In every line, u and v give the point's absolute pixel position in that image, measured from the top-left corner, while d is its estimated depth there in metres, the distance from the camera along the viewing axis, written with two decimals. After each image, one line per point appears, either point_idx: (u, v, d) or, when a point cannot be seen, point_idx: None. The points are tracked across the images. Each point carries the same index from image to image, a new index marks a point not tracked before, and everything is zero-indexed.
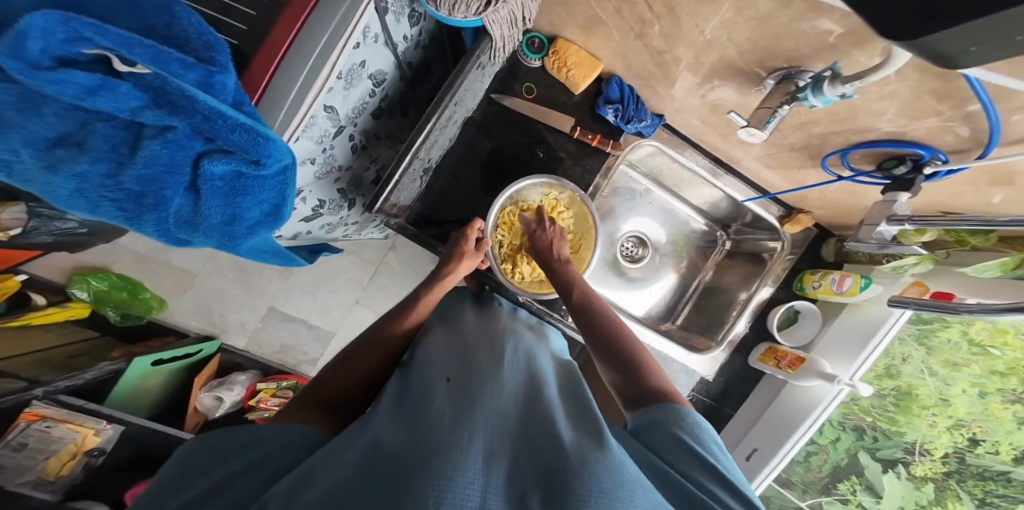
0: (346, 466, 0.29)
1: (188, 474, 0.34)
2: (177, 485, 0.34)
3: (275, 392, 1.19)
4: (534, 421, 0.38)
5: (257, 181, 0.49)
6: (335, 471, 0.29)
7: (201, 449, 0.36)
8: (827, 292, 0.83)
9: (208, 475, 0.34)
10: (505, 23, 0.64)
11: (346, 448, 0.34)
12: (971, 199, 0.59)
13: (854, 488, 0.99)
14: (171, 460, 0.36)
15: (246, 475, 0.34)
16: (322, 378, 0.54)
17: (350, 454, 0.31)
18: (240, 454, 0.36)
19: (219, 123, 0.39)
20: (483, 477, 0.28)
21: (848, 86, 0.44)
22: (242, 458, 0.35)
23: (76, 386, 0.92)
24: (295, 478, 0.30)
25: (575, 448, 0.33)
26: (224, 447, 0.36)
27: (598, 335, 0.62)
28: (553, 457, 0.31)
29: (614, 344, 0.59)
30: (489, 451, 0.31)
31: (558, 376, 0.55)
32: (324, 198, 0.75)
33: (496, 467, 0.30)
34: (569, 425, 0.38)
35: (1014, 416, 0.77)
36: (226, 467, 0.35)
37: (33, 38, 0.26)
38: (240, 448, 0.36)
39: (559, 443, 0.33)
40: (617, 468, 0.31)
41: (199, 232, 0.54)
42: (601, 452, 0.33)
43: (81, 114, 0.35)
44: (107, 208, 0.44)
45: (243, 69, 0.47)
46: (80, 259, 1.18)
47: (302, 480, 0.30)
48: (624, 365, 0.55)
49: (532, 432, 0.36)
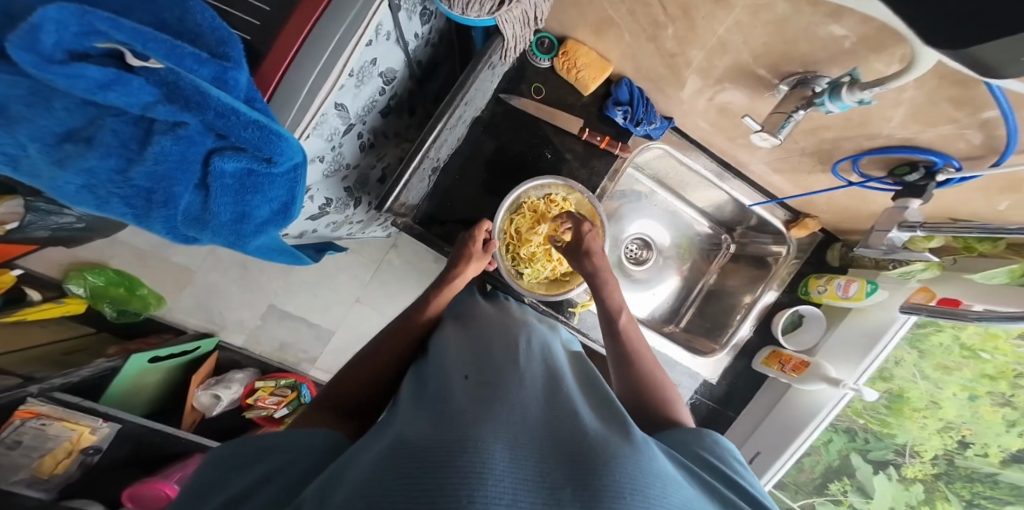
0: (373, 464, 0.29)
1: (205, 489, 0.34)
2: (204, 495, 0.34)
3: (274, 390, 1.18)
4: (556, 412, 0.38)
5: (267, 179, 0.49)
6: (364, 469, 0.29)
7: (219, 461, 0.36)
8: (833, 297, 0.84)
9: (231, 484, 0.34)
10: (517, 23, 0.63)
11: (371, 447, 0.34)
12: (978, 205, 0.59)
13: (845, 488, 1.00)
14: (199, 468, 0.37)
15: (269, 481, 0.33)
16: (336, 383, 0.53)
17: (375, 452, 0.32)
18: (262, 459, 0.36)
19: (232, 120, 0.38)
20: (515, 472, 0.27)
21: (866, 92, 0.44)
22: (263, 465, 0.35)
23: (72, 383, 0.91)
24: (324, 480, 0.30)
25: (602, 440, 0.32)
26: (240, 457, 0.36)
27: (619, 356, 0.62)
28: (579, 449, 0.31)
29: (634, 368, 0.59)
30: (517, 444, 0.31)
31: (574, 367, 0.55)
32: (331, 196, 0.74)
33: (525, 459, 0.29)
34: (593, 417, 0.38)
35: (1004, 418, 0.78)
36: (241, 480, 0.34)
37: (48, 31, 0.25)
38: (255, 459, 0.36)
39: (584, 436, 0.33)
40: (646, 461, 0.30)
41: (208, 229, 0.53)
42: (628, 442, 0.33)
43: (91, 109, 0.34)
44: (115, 205, 0.42)
45: (256, 66, 0.47)
46: (77, 254, 1.15)
47: (331, 481, 0.29)
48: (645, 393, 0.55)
49: (555, 424, 0.36)
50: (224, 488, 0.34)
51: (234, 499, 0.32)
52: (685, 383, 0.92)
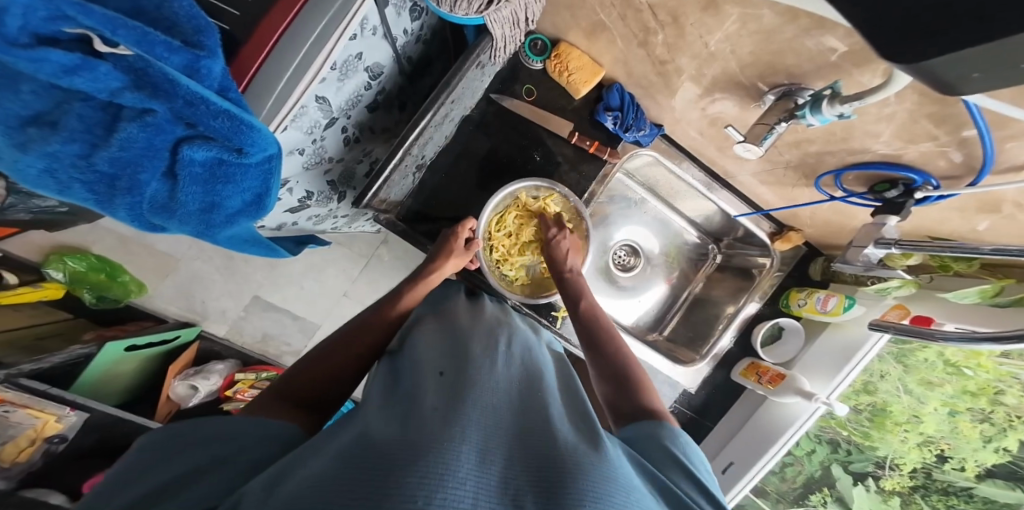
0: (330, 460, 0.28)
1: (143, 471, 0.33)
2: (135, 476, 0.32)
3: (252, 383, 1.14)
4: (528, 420, 0.37)
5: (239, 169, 0.47)
6: (319, 466, 0.28)
7: (156, 446, 0.35)
8: (812, 311, 0.84)
9: (165, 469, 0.32)
10: (508, 23, 0.63)
11: (330, 443, 0.33)
12: (957, 225, 0.60)
13: (825, 499, 1.01)
14: (131, 453, 0.35)
15: (215, 470, 0.33)
16: (298, 373, 0.52)
17: (335, 447, 0.31)
18: (212, 445, 0.35)
19: (201, 109, 0.37)
20: (476, 476, 0.27)
21: (846, 106, 0.44)
22: (215, 451, 0.34)
23: (43, 369, 0.90)
24: (275, 474, 0.29)
25: (571, 448, 0.32)
26: (188, 441, 0.35)
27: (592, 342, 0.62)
28: (547, 457, 0.31)
29: (606, 349, 0.60)
30: (483, 448, 0.30)
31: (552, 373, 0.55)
32: (312, 190, 0.73)
33: (488, 464, 0.29)
34: (564, 424, 0.38)
35: (981, 434, 0.79)
36: (186, 462, 0.33)
37: (13, 15, 0.25)
38: (200, 442, 0.35)
39: (553, 444, 0.33)
40: (611, 472, 0.30)
41: (176, 218, 0.51)
42: (597, 453, 0.32)
43: (58, 92, 0.34)
44: (77, 190, 0.41)
45: (233, 54, 0.46)
46: (60, 238, 1.13)
47: (283, 475, 0.28)
48: (616, 382, 0.55)
49: (524, 429, 0.36)
50: (161, 469, 0.33)
51: (176, 484, 0.31)
52: (665, 391, 0.94)
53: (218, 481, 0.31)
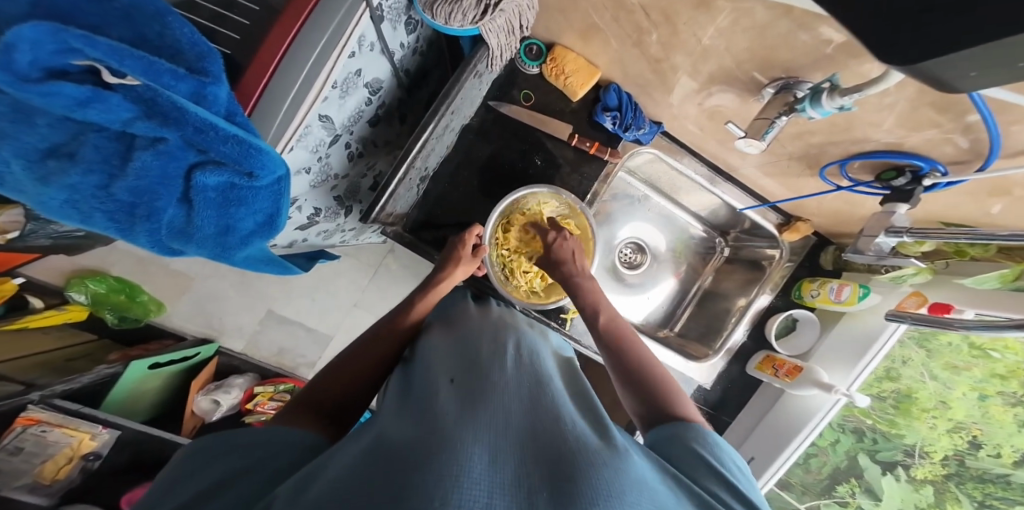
0: (351, 463, 0.29)
1: (177, 479, 0.34)
2: (166, 490, 0.34)
3: (273, 395, 1.17)
4: (539, 418, 0.38)
5: (250, 192, 0.49)
6: (340, 469, 0.29)
7: (188, 456, 0.36)
8: (826, 301, 0.83)
9: (196, 479, 0.34)
10: (502, 31, 0.64)
11: (351, 447, 0.34)
12: (971, 209, 0.58)
13: (853, 490, 0.99)
14: (169, 465, 0.37)
15: (244, 477, 0.34)
16: (318, 382, 0.53)
17: (354, 451, 0.32)
18: (239, 453, 0.36)
19: (211, 135, 0.39)
20: (490, 475, 0.27)
21: (847, 98, 0.44)
22: (239, 458, 0.35)
23: (74, 389, 0.93)
24: (300, 478, 0.30)
25: (583, 445, 0.32)
26: (214, 450, 0.36)
27: (618, 343, 0.63)
28: (559, 454, 0.31)
29: (634, 352, 0.61)
30: (496, 449, 0.31)
31: (563, 373, 0.55)
32: (320, 206, 0.75)
33: (502, 464, 0.29)
34: (574, 422, 0.38)
35: (1015, 418, 0.76)
36: (219, 468, 0.34)
37: (22, 51, 0.26)
38: (228, 451, 0.36)
39: (565, 441, 0.33)
40: (623, 467, 0.30)
41: (192, 242, 0.52)
42: (608, 449, 0.33)
43: (72, 125, 0.35)
44: (98, 219, 0.43)
45: (237, 78, 0.48)
46: (80, 262, 1.18)
47: (309, 480, 0.30)
48: (641, 384, 0.55)
49: (536, 428, 0.36)
50: (195, 477, 0.34)
51: (208, 490, 0.32)
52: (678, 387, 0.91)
53: (245, 488, 0.32)
